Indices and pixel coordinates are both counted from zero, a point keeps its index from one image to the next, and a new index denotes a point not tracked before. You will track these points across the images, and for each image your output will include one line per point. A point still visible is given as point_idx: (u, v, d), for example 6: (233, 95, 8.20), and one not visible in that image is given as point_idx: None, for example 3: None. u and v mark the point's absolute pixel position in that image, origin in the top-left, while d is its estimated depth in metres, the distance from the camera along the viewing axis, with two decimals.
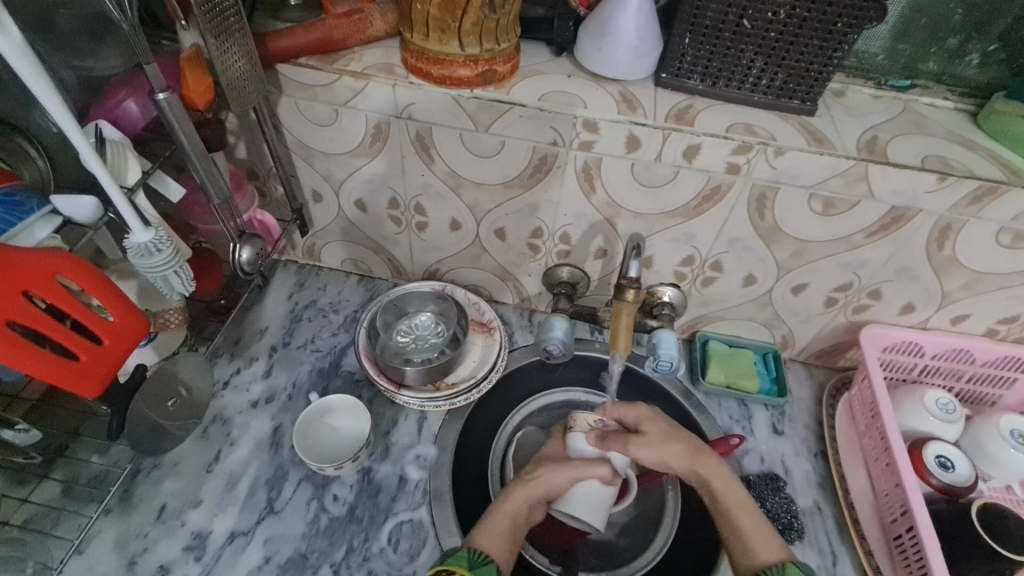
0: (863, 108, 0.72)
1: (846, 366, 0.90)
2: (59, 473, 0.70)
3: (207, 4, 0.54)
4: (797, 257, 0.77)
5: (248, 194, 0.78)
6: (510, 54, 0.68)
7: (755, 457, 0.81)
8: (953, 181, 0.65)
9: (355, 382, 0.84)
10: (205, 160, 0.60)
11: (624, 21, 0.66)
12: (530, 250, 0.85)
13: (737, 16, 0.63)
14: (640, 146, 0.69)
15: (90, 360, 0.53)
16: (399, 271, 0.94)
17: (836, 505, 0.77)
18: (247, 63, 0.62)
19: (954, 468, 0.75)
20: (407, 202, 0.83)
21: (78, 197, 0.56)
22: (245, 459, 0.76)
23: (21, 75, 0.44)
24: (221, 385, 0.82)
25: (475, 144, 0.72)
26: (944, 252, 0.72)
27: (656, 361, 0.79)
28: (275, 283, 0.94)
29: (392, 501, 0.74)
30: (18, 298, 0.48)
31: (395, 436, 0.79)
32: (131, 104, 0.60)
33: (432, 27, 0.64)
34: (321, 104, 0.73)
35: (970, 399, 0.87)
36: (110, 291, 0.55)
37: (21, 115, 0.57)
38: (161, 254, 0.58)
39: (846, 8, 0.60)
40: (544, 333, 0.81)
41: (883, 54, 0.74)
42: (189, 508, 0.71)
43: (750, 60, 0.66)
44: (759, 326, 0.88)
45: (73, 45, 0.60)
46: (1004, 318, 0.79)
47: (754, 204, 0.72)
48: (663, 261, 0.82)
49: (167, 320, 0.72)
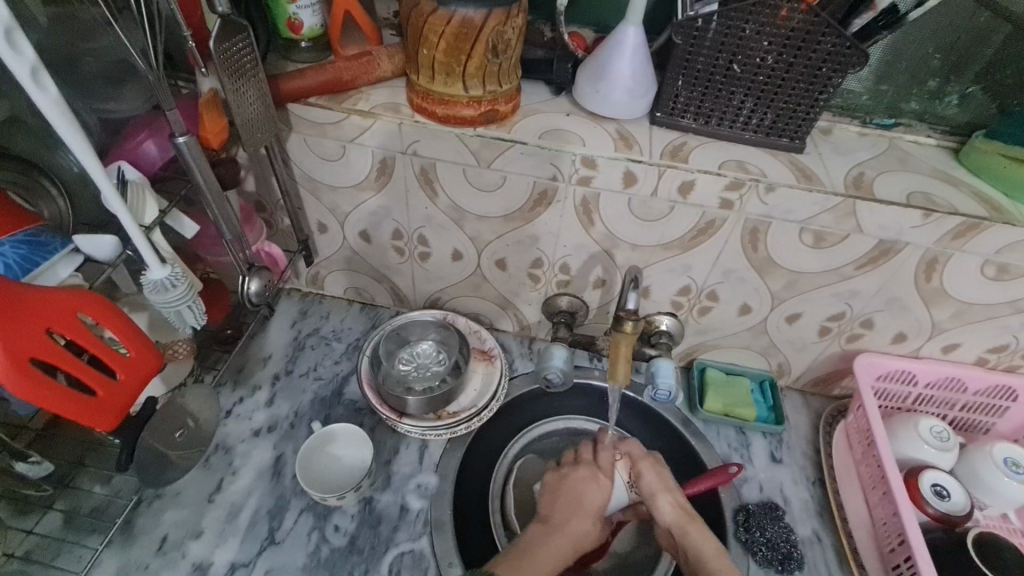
0: (850, 145, 0.75)
1: (841, 394, 0.92)
2: (62, 504, 0.70)
3: (224, 52, 0.57)
4: (790, 288, 0.79)
5: (258, 227, 0.81)
6: (512, 94, 0.71)
7: (754, 486, 0.81)
8: (938, 217, 0.68)
9: (357, 411, 0.85)
10: (219, 199, 0.62)
11: (620, 65, 0.69)
12: (529, 280, 0.86)
13: (727, 61, 0.66)
14: (637, 182, 0.71)
15: (108, 395, 0.54)
16: (401, 300, 0.96)
17: (835, 535, 0.78)
18: (262, 105, 0.65)
19: (950, 496, 0.76)
20: (410, 233, 0.85)
21: (99, 236, 0.59)
22: (247, 489, 0.76)
23: (54, 126, 0.46)
24: (224, 413, 0.83)
25: (478, 179, 0.75)
26: (931, 283, 0.74)
27: (655, 389, 0.81)
28: (279, 311, 0.95)
29: (393, 531, 0.74)
30: (43, 335, 0.50)
31: (397, 466, 0.80)
32: (150, 145, 0.63)
33: (438, 70, 0.67)
34: (329, 141, 0.75)
35: (964, 427, 0.88)
36: (128, 328, 0.57)
37: (43, 155, 0.60)
38: (177, 289, 0.60)
39: (829, 55, 0.63)
40: (543, 362, 0.83)
41: (867, 95, 0.77)
42: (190, 539, 0.71)
43: (741, 101, 0.69)
44: (756, 354, 0.90)
45: (92, 87, 0.63)
46: (993, 348, 0.80)
47: (747, 237, 0.74)
48: (661, 290, 0.84)
49: (176, 350, 0.75)
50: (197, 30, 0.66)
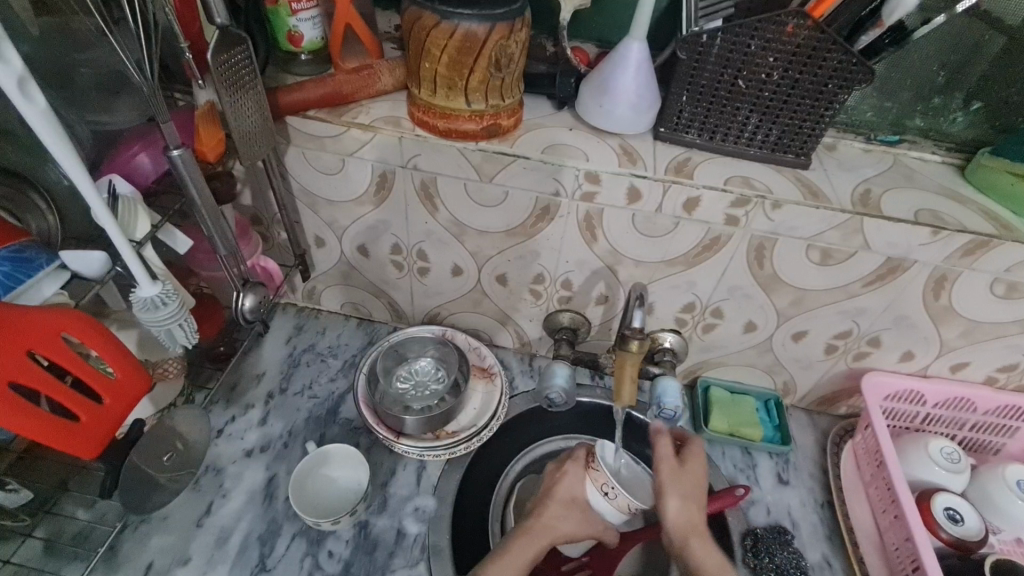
0: (855, 162, 0.74)
1: (847, 413, 0.90)
2: (43, 530, 0.68)
3: (222, 63, 0.56)
4: (796, 305, 0.77)
5: (253, 242, 0.79)
6: (514, 109, 0.70)
7: (761, 509, 0.79)
8: (947, 234, 0.66)
9: (353, 430, 0.82)
10: (213, 213, 0.60)
11: (624, 80, 0.69)
12: (531, 295, 0.85)
13: (732, 77, 0.66)
14: (641, 198, 0.70)
15: (90, 420, 0.52)
16: (399, 315, 0.94)
17: (845, 559, 0.76)
18: (260, 117, 0.64)
19: (963, 521, 0.74)
20: (409, 248, 0.83)
21: (88, 253, 0.57)
22: (237, 513, 0.73)
23: (41, 137, 0.45)
24: (215, 433, 0.80)
25: (479, 194, 0.74)
26: (940, 301, 0.73)
27: (659, 410, 0.79)
28: (274, 328, 0.93)
29: (389, 557, 0.71)
30: (23, 358, 0.48)
31: (393, 488, 0.77)
32: (143, 158, 0.61)
33: (440, 84, 0.66)
34: (327, 154, 0.74)
35: (973, 447, 0.86)
36: (115, 349, 0.54)
37: (32, 167, 0.59)
38: (167, 308, 0.58)
39: (836, 71, 0.63)
40: (545, 380, 0.81)
41: (872, 112, 0.76)
42: (177, 566, 0.68)
43: (746, 117, 0.69)
44: (760, 372, 0.88)
45: (87, 99, 0.62)
46: (1002, 367, 0.79)
47: (753, 254, 0.73)
48: (665, 307, 0.82)
49: (165, 370, 0.71)
50: (195, 42, 0.64)
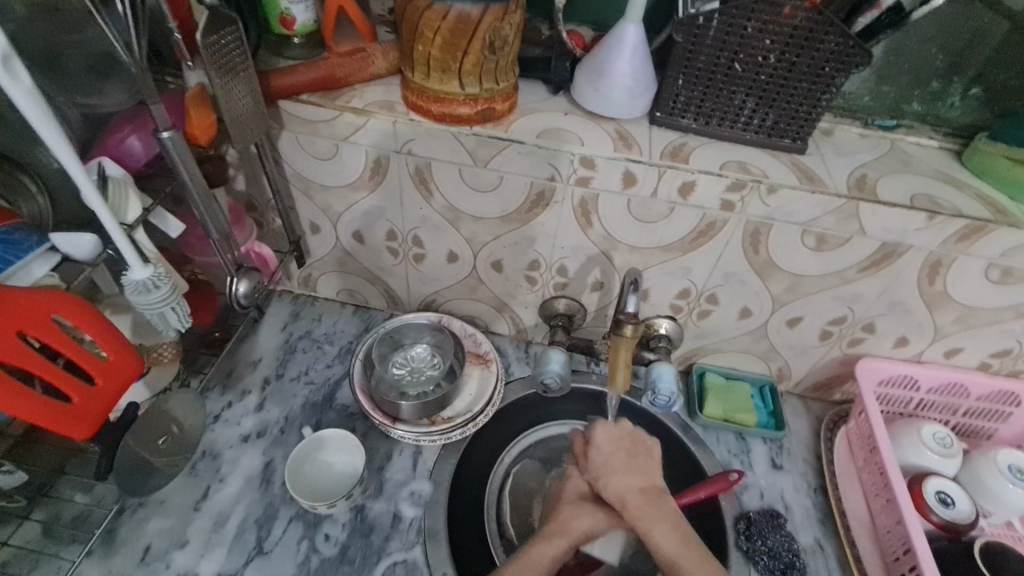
0: (852, 146, 0.74)
1: (841, 399, 0.91)
2: (40, 514, 0.68)
3: (213, 44, 0.55)
4: (791, 291, 0.77)
5: (247, 228, 0.79)
6: (509, 92, 0.70)
7: (755, 493, 0.80)
8: (942, 219, 0.66)
9: (349, 416, 0.82)
10: (206, 197, 0.60)
11: (619, 63, 0.68)
12: (526, 282, 0.85)
13: (729, 60, 0.65)
14: (636, 182, 0.70)
15: (83, 401, 0.52)
16: (395, 302, 0.94)
17: (837, 542, 0.76)
18: (251, 100, 0.63)
19: (954, 504, 0.75)
20: (405, 234, 0.83)
21: (78, 234, 0.60)
22: (234, 497, 0.74)
23: (29, 117, 0.45)
24: (212, 419, 0.80)
25: (475, 179, 0.73)
26: (935, 287, 0.73)
27: (654, 395, 0.80)
28: (270, 314, 0.93)
29: (385, 541, 0.72)
30: (15, 340, 0.48)
31: (390, 472, 0.78)
32: (133, 140, 0.63)
33: (434, 67, 0.66)
34: (321, 139, 0.74)
35: (967, 433, 0.87)
36: (107, 332, 0.55)
37: (22, 150, 0.57)
38: (159, 291, 0.58)
39: (833, 53, 0.62)
40: (540, 366, 0.82)
41: (870, 96, 0.76)
42: (175, 549, 0.69)
43: (742, 100, 0.68)
44: (755, 358, 0.88)
45: (75, 81, 0.60)
46: (996, 352, 0.79)
47: (748, 239, 0.73)
48: (660, 294, 0.82)
49: (161, 353, 0.73)
50: (184, 21, 0.64)
